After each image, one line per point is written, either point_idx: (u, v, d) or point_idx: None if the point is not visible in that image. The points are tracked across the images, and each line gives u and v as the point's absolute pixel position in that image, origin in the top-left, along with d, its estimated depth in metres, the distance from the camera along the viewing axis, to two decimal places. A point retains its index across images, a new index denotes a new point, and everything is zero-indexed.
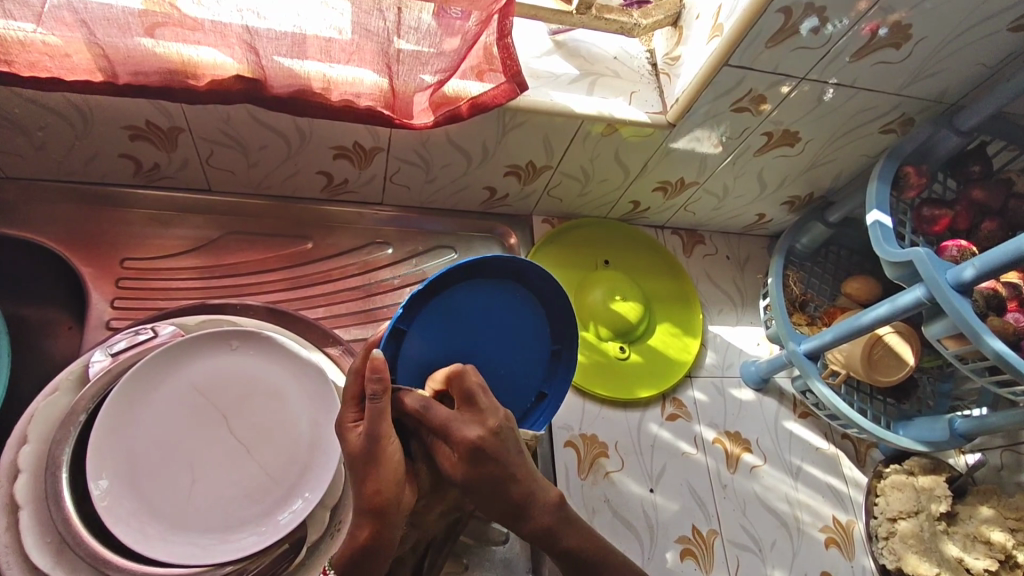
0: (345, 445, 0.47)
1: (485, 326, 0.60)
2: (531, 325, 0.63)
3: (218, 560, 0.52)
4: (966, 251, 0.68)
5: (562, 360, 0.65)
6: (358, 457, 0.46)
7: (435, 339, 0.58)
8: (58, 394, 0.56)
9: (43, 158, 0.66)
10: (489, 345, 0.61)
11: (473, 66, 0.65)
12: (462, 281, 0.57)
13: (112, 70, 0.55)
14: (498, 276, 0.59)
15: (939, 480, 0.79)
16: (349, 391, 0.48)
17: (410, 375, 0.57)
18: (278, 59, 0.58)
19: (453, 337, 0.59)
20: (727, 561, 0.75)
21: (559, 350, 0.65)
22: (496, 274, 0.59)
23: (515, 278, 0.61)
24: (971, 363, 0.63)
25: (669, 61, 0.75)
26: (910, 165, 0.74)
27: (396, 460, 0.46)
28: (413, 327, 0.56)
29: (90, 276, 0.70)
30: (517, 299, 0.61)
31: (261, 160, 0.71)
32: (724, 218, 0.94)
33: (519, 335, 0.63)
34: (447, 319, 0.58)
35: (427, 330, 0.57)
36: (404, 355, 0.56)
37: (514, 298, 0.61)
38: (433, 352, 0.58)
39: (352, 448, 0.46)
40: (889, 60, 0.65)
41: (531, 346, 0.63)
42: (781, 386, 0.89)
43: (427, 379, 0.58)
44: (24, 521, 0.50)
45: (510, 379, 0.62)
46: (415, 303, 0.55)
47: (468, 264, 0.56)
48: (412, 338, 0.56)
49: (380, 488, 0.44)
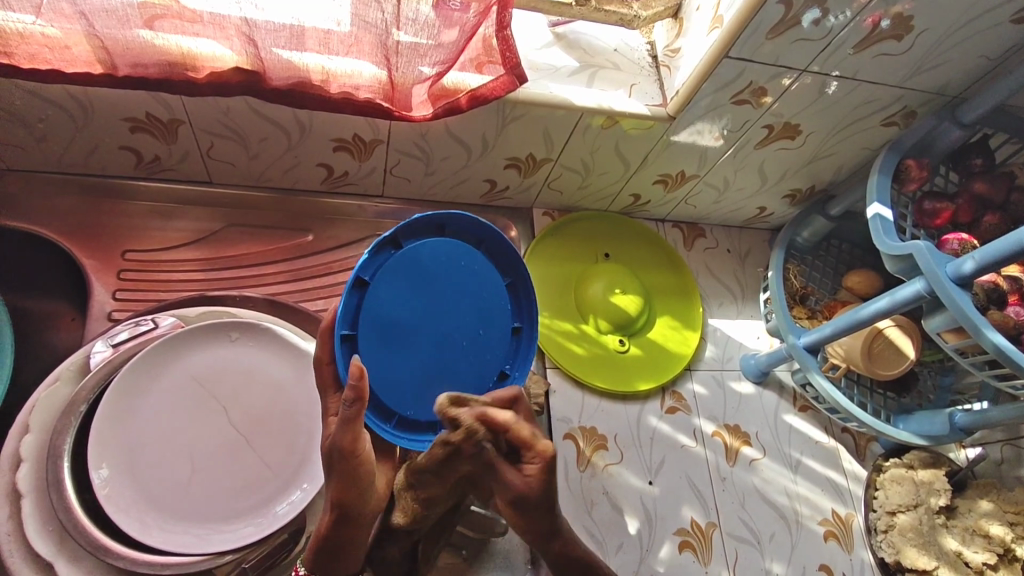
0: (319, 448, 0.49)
1: (453, 291, 0.57)
2: (500, 298, 0.60)
3: (217, 549, 0.53)
4: (967, 244, 0.68)
5: (522, 340, 0.62)
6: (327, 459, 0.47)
7: (400, 300, 0.55)
8: (60, 384, 0.57)
9: (44, 150, 0.67)
10: (456, 314, 0.57)
11: (472, 59, 0.65)
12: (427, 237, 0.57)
13: (112, 62, 0.56)
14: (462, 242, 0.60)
15: (939, 474, 0.79)
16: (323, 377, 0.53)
17: (372, 338, 0.53)
18: (276, 51, 0.58)
19: (417, 299, 0.55)
20: (725, 553, 0.75)
21: (520, 328, 0.62)
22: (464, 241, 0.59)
23: (478, 245, 0.61)
24: (971, 357, 0.62)
25: (670, 53, 0.74)
26: (911, 158, 0.73)
27: (366, 462, 0.48)
28: (376, 283, 0.53)
29: (91, 267, 0.71)
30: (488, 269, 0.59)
31: (261, 152, 0.71)
32: (725, 211, 0.94)
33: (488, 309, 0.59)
34: (413, 280, 0.55)
35: (392, 290, 0.54)
36: (366, 315, 0.53)
37: (484, 267, 0.59)
38: (398, 314, 0.54)
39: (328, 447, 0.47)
40: (890, 52, 0.65)
41: (501, 317, 0.59)
42: (781, 379, 0.89)
43: (387, 344, 0.54)
44: (26, 510, 0.51)
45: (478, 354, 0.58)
46: (376, 253, 0.54)
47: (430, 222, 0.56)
48: (373, 296, 0.53)
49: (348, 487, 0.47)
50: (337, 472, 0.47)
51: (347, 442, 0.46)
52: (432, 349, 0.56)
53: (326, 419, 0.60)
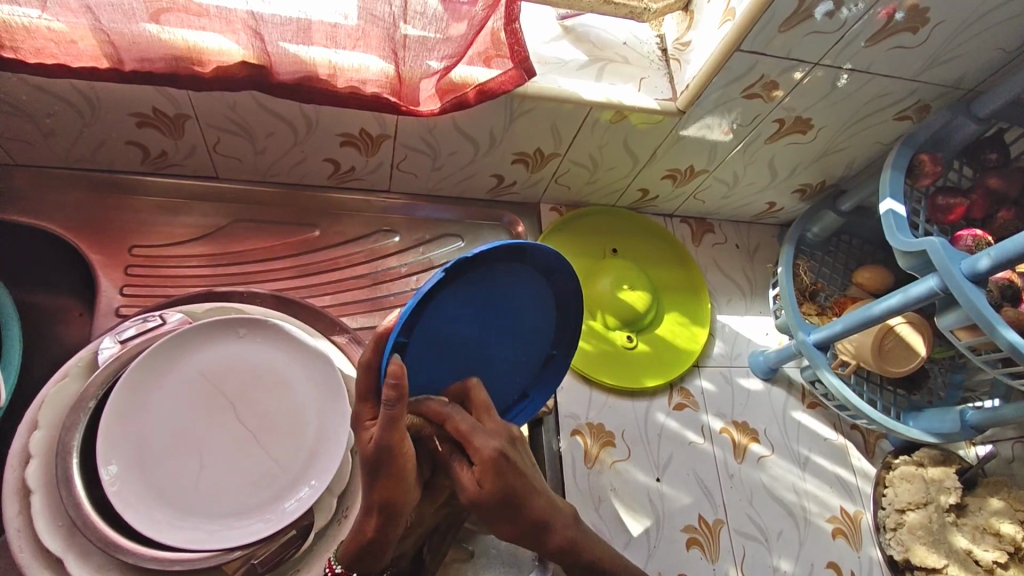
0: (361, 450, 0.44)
1: (499, 313, 0.53)
2: (541, 325, 0.57)
3: (226, 545, 0.53)
4: (981, 240, 0.67)
5: (554, 365, 0.61)
6: (371, 459, 0.43)
7: (454, 313, 0.50)
8: (68, 379, 0.57)
9: (51, 145, 0.66)
10: (497, 333, 0.55)
11: (480, 52, 0.64)
12: (503, 261, 0.49)
13: (118, 57, 0.55)
14: (530, 269, 0.52)
15: (950, 472, 0.78)
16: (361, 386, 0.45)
17: (419, 341, 0.49)
18: (283, 45, 0.58)
19: (468, 315, 0.51)
20: (733, 550, 0.74)
21: (553, 354, 0.60)
22: (534, 263, 0.52)
23: (547, 275, 0.54)
24: (984, 355, 0.62)
25: (680, 46, 0.74)
26: (925, 153, 0.72)
27: (411, 463, 0.44)
28: (443, 296, 0.48)
29: (99, 263, 0.70)
30: (539, 295, 0.55)
31: (268, 147, 0.71)
32: (735, 206, 0.93)
33: (525, 331, 0.57)
34: (473, 295, 0.50)
35: (453, 300, 0.49)
36: (423, 322, 0.48)
37: (536, 292, 0.55)
38: (449, 322, 0.50)
39: (363, 450, 0.44)
40: (905, 44, 0.64)
41: (535, 344, 0.58)
42: (790, 375, 0.89)
43: (428, 352, 0.50)
44: (35, 505, 0.51)
45: (505, 370, 0.57)
46: (457, 271, 0.47)
47: (526, 247, 0.49)
48: (437, 306, 0.48)
49: (395, 487, 0.43)
50: (390, 470, 0.43)
51: (396, 442, 0.42)
52: (465, 361, 0.54)
53: (334, 416, 0.60)
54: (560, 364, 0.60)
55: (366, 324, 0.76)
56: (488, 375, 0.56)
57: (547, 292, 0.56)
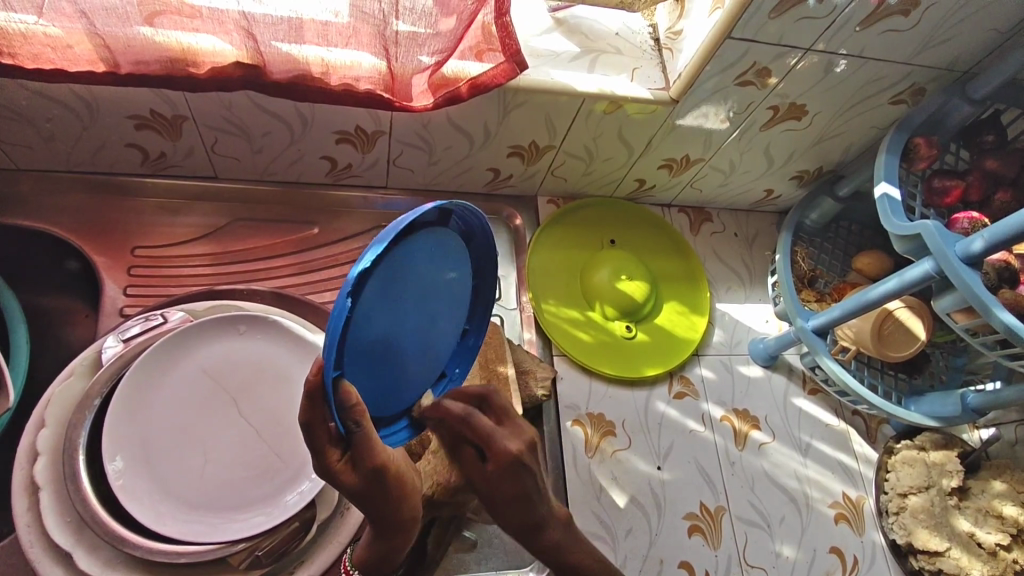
0: (343, 488, 0.42)
1: (418, 285, 0.45)
2: (460, 268, 0.50)
3: (229, 538, 0.54)
4: (978, 223, 0.66)
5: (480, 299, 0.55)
6: (368, 487, 0.43)
7: (379, 318, 0.41)
8: (73, 379, 0.58)
9: (51, 150, 0.68)
10: (423, 303, 0.46)
11: (472, 47, 0.65)
12: (403, 241, 0.40)
13: (114, 60, 0.56)
14: (430, 224, 0.43)
15: (951, 455, 0.78)
16: (317, 442, 0.40)
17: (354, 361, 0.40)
18: (275, 44, 0.58)
19: (391, 309, 0.42)
20: (735, 537, 0.75)
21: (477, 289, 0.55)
22: (427, 219, 0.43)
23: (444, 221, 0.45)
24: (981, 338, 0.62)
25: (672, 35, 0.74)
26: (920, 136, 0.72)
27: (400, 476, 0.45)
28: (362, 311, 0.38)
29: (102, 265, 0.72)
30: (449, 244, 0.46)
31: (265, 146, 0.71)
32: (732, 194, 0.93)
33: (448, 284, 0.49)
34: (388, 287, 0.41)
35: (373, 305, 0.40)
36: (352, 346, 0.39)
37: (444, 241, 0.46)
38: (378, 328, 0.42)
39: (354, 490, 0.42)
40: (898, 28, 0.63)
41: (460, 284, 0.51)
42: (791, 362, 0.89)
43: (368, 368, 0.42)
44: (44, 501, 0.52)
45: (442, 324, 0.51)
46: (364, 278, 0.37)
47: (411, 220, 0.39)
48: (361, 321, 0.39)
49: (401, 506, 0.46)
50: (387, 491, 0.44)
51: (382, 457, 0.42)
52: (405, 347, 0.46)
53: None
54: (485, 294, 0.55)
55: None
56: (424, 344, 0.49)
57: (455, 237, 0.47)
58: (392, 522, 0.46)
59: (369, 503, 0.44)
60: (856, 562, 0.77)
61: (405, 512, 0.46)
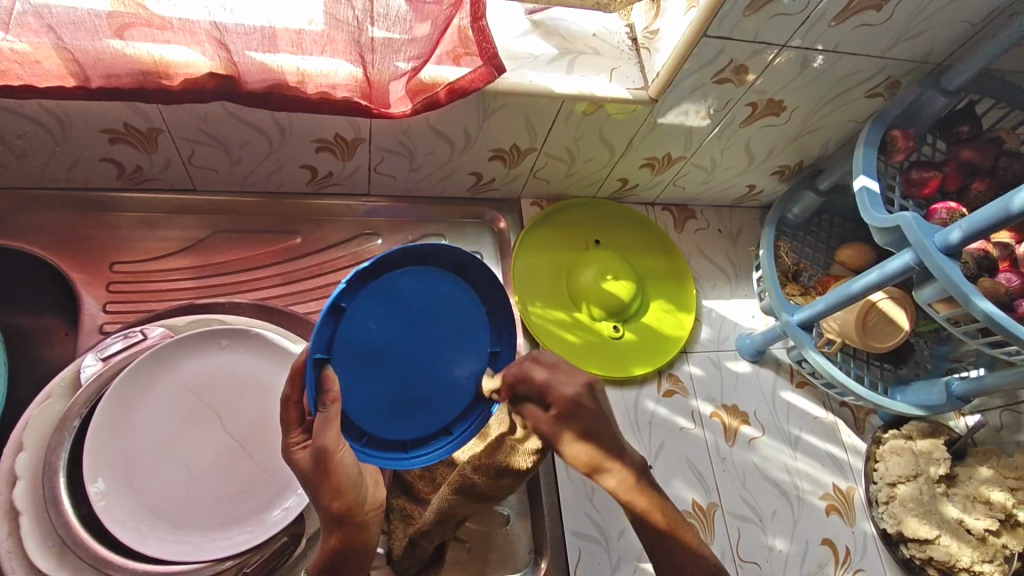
0: (295, 464, 0.49)
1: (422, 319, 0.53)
2: (473, 327, 0.55)
3: (215, 556, 0.53)
4: (956, 213, 0.67)
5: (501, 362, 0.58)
6: (311, 471, 0.48)
7: (371, 332, 0.51)
8: (52, 400, 0.57)
9: (25, 167, 0.66)
10: (428, 338, 0.53)
11: (449, 51, 0.64)
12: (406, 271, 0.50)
13: (84, 74, 0.55)
14: (437, 270, 0.52)
15: (938, 443, 0.79)
16: (288, 415, 0.50)
17: (344, 360, 0.50)
18: (249, 53, 0.58)
19: (385, 324, 0.51)
20: (728, 533, 0.75)
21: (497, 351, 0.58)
22: (436, 266, 0.52)
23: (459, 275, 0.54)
24: (962, 326, 0.62)
25: (649, 35, 0.74)
26: (897, 129, 0.73)
27: (349, 469, 0.49)
28: (352, 310, 0.49)
29: (81, 281, 0.71)
30: (457, 296, 0.54)
31: (243, 157, 0.71)
32: (715, 190, 0.93)
33: (458, 336, 0.55)
34: (384, 303, 0.50)
35: (368, 314, 0.50)
36: (342, 342, 0.49)
37: (455, 292, 0.54)
38: (370, 338, 0.51)
39: (302, 467, 0.48)
40: (871, 22, 0.64)
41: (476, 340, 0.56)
42: (778, 356, 0.89)
43: (353, 370, 0.50)
44: (25, 527, 0.51)
45: (450, 372, 0.55)
46: (355, 283, 0.48)
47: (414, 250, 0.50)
48: (351, 324, 0.49)
49: (339, 497, 0.49)
50: (327, 479, 0.48)
51: (330, 446, 0.47)
52: (396, 371, 0.53)
53: None
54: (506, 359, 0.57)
55: None
56: (427, 389, 0.54)
57: (468, 295, 0.54)
58: (332, 516, 0.49)
59: (314, 487, 0.49)
60: (848, 553, 0.78)
61: (348, 505, 0.49)
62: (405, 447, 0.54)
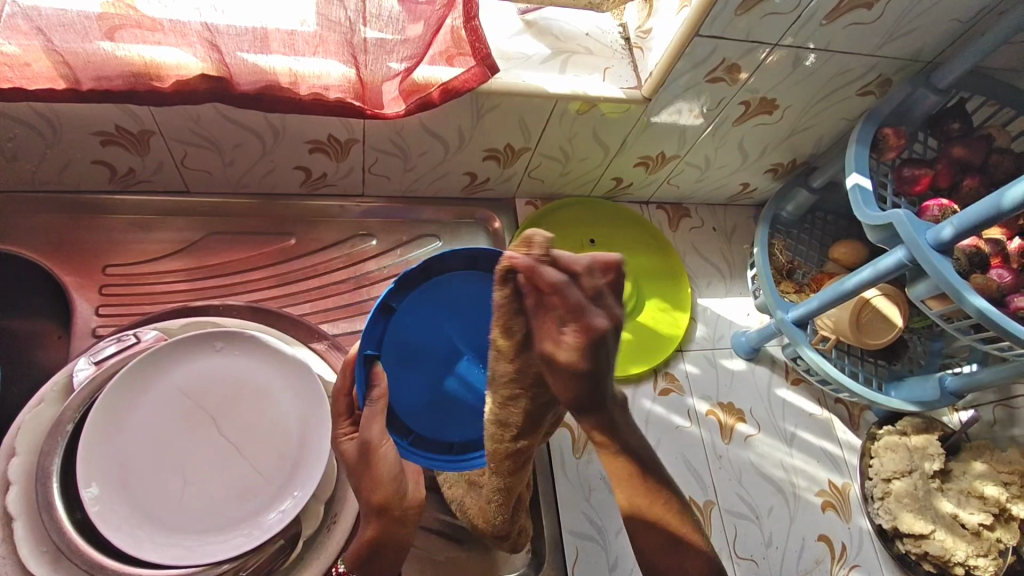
0: (342, 454, 0.54)
1: (463, 321, 0.60)
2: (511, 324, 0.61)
3: (211, 560, 0.53)
4: (947, 210, 0.68)
5: None
6: (357, 462, 0.53)
7: (416, 331, 0.59)
8: (44, 406, 0.56)
9: (16, 170, 0.66)
10: (471, 338, 0.60)
11: (442, 52, 0.64)
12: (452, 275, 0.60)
13: (75, 76, 0.55)
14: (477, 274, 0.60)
15: (932, 439, 0.80)
16: (338, 408, 0.56)
17: (391, 357, 0.58)
18: (241, 55, 0.57)
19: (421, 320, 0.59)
20: (725, 531, 0.75)
21: None
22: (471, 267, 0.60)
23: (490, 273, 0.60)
24: (955, 323, 0.63)
25: (642, 34, 0.74)
26: (889, 126, 0.73)
27: (391, 464, 0.52)
28: (400, 311, 0.58)
29: (73, 284, 0.70)
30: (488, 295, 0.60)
31: (236, 158, 0.70)
32: (709, 189, 0.94)
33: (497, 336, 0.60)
34: (432, 306, 0.59)
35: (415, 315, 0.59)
36: (388, 339, 0.58)
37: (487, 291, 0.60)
38: (414, 339, 0.59)
39: (348, 458, 0.53)
40: (863, 20, 0.64)
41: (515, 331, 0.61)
42: (773, 354, 0.89)
43: (396, 367, 0.58)
44: (18, 533, 0.51)
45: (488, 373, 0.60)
46: (406, 283, 0.58)
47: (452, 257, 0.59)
48: (399, 322, 0.58)
49: (379, 489, 0.51)
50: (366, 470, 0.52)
51: (375, 440, 0.52)
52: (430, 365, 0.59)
53: (315, 423, 0.60)
54: None
55: (348, 329, 0.77)
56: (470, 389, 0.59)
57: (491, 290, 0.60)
58: (371, 506, 0.51)
59: (358, 479, 0.53)
60: (844, 549, 0.78)
61: (386, 498, 0.51)
62: (452, 449, 0.59)
